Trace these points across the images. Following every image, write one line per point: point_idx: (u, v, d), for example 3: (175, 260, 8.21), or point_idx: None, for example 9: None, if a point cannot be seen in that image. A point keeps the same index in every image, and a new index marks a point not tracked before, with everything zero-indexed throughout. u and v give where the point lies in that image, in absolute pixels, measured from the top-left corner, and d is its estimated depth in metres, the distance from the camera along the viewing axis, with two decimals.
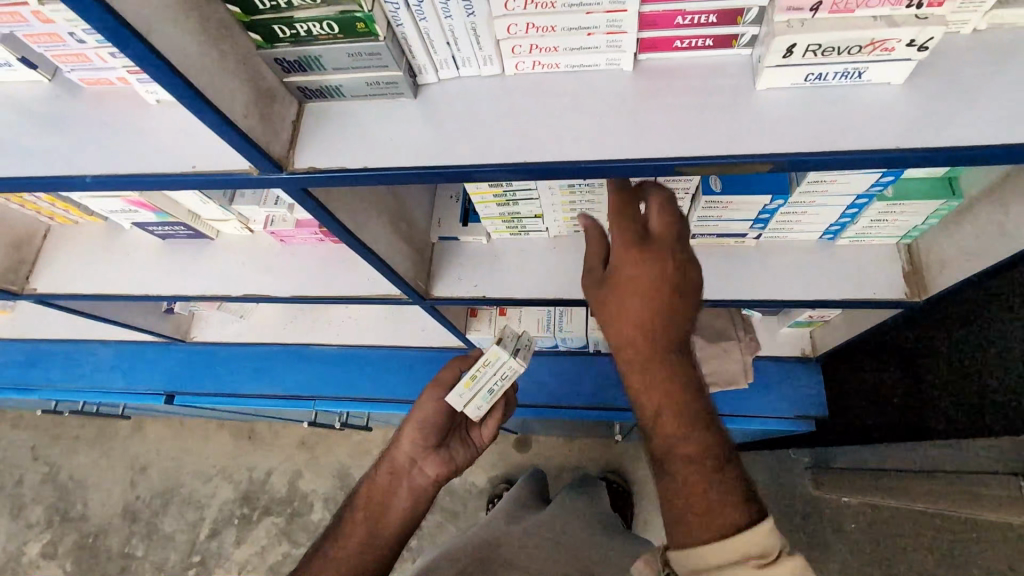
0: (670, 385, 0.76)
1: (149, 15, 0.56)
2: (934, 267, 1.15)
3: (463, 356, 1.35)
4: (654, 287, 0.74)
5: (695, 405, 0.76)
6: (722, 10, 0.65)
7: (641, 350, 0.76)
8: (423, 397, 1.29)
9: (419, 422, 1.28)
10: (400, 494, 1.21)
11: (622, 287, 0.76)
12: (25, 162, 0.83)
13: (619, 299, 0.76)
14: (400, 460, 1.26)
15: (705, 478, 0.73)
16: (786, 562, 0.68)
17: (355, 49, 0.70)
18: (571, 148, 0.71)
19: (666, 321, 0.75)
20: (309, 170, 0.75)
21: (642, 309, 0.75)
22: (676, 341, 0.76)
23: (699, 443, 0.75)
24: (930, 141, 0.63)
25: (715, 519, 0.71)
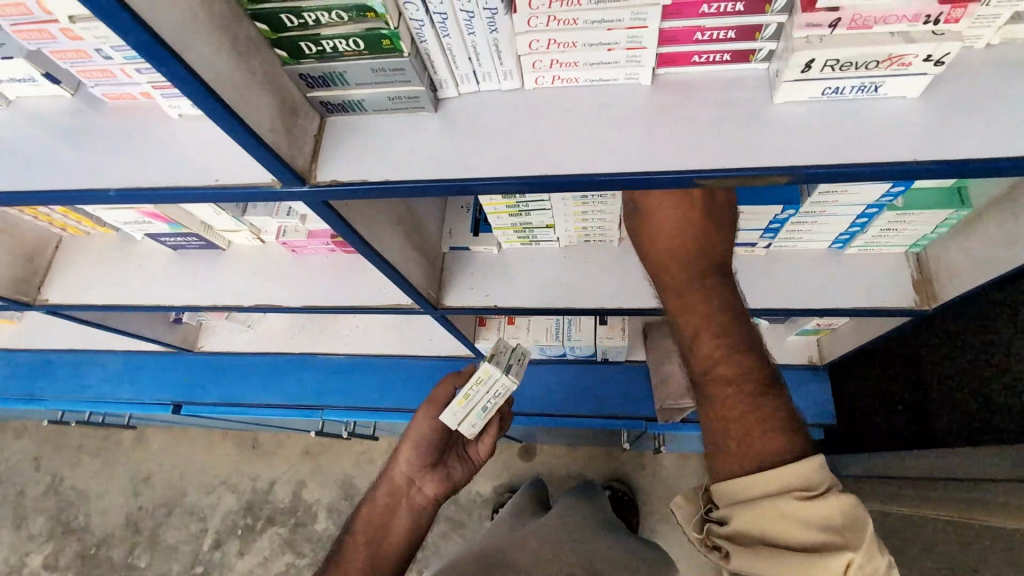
0: (708, 311, 0.81)
1: (183, 34, 0.57)
2: (944, 275, 1.16)
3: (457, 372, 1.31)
4: (691, 226, 0.83)
5: (736, 330, 0.80)
6: (740, 26, 0.66)
7: (677, 281, 0.83)
8: (417, 417, 1.27)
9: (416, 443, 1.27)
10: (399, 516, 1.23)
11: (660, 228, 0.85)
12: (48, 176, 0.84)
13: (657, 239, 0.85)
14: (398, 479, 1.28)
15: (744, 398, 0.75)
16: (830, 497, 0.68)
17: (379, 64, 0.71)
18: (590, 160, 0.72)
19: (701, 253, 0.83)
20: (330, 183, 0.76)
21: (677, 243, 0.84)
22: (711, 270, 0.83)
23: (739, 366, 0.78)
24: (945, 153, 0.64)
25: (754, 439, 0.73)
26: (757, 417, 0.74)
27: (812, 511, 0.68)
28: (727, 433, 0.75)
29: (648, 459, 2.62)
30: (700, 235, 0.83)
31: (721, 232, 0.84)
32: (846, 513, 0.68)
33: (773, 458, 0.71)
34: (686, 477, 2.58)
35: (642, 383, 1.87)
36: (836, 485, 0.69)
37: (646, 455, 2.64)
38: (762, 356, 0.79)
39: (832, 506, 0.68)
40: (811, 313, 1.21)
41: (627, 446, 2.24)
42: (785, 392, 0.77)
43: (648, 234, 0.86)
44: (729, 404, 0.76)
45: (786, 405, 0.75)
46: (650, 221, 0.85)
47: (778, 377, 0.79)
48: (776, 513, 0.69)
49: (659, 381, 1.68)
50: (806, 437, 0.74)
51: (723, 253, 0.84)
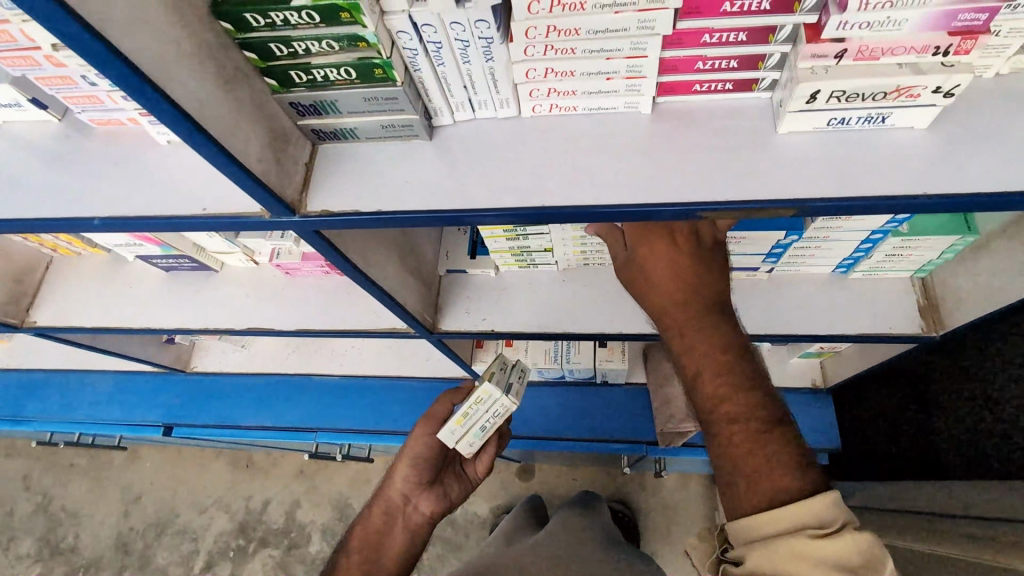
0: (709, 348, 0.79)
1: (166, 65, 0.55)
2: (950, 301, 1.13)
3: (454, 389, 1.24)
4: (681, 266, 0.83)
5: (738, 366, 0.78)
6: (743, 56, 0.65)
7: (677, 320, 0.83)
8: (415, 432, 1.23)
9: (413, 459, 1.22)
10: (395, 534, 1.19)
11: (652, 267, 0.85)
12: (32, 202, 0.81)
13: (651, 283, 0.85)
14: (394, 497, 1.23)
15: (749, 436, 0.73)
16: (846, 535, 0.63)
17: (372, 93, 0.69)
18: (589, 192, 0.69)
19: (697, 294, 0.83)
20: (322, 214, 0.74)
21: (674, 282, 0.83)
22: (708, 306, 0.82)
23: (743, 404, 0.75)
24: (957, 186, 0.62)
25: (762, 476, 0.70)
26: (764, 457, 0.71)
27: (826, 550, 0.63)
28: (735, 470, 0.72)
29: (649, 480, 2.58)
30: (692, 275, 0.83)
31: (717, 269, 0.85)
32: (864, 551, 0.63)
33: (783, 494, 0.68)
34: (688, 499, 2.52)
35: (642, 405, 1.83)
36: (853, 525, 0.65)
37: (647, 475, 2.59)
38: (768, 392, 0.77)
39: (849, 545, 0.63)
40: (816, 338, 1.19)
41: (627, 469, 2.19)
42: (794, 428, 0.75)
43: (641, 279, 0.86)
44: (737, 442, 0.73)
45: (794, 440, 0.72)
46: (643, 265, 0.85)
47: (784, 412, 0.76)
48: (789, 551, 0.64)
49: (660, 405, 1.65)
50: (818, 472, 0.70)
51: (720, 291, 0.84)
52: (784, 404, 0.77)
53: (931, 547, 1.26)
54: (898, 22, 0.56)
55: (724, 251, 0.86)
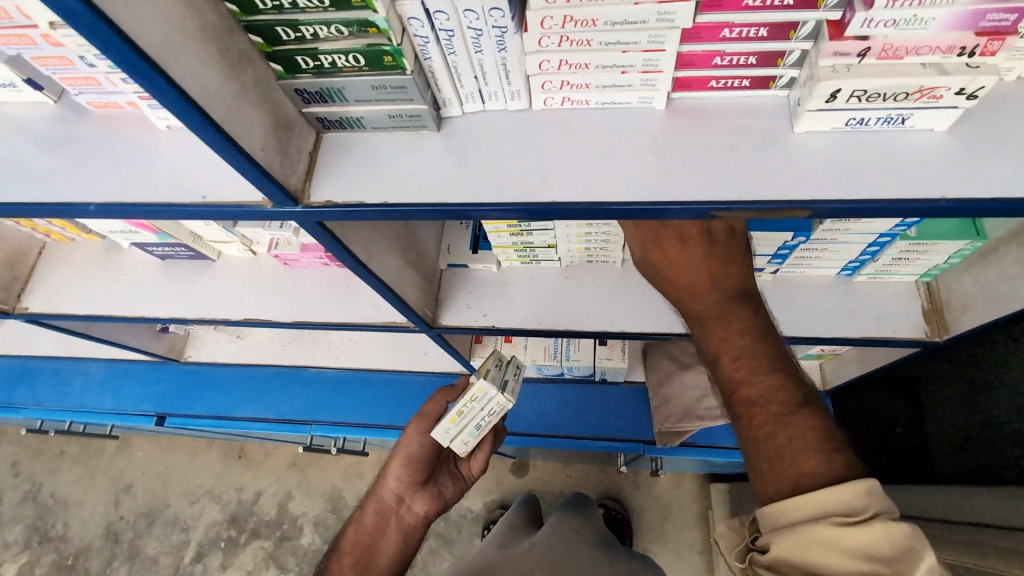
0: (727, 333, 0.79)
1: (167, 44, 0.53)
2: (956, 306, 1.12)
3: (450, 386, 1.20)
4: (700, 261, 0.79)
5: (757, 349, 0.78)
6: (762, 52, 0.63)
7: (697, 309, 0.81)
8: (409, 430, 1.19)
9: (405, 459, 1.19)
10: (387, 535, 1.18)
11: (670, 264, 0.81)
12: (26, 187, 0.79)
13: (666, 277, 0.82)
14: (387, 497, 1.21)
15: (769, 420, 0.73)
16: (876, 524, 0.62)
17: (380, 82, 0.67)
18: (599, 189, 0.68)
19: (716, 283, 0.79)
20: (324, 205, 0.72)
21: (692, 280, 0.80)
22: (727, 293, 0.80)
23: (763, 387, 0.75)
24: (975, 191, 0.61)
25: (787, 459, 0.70)
26: (785, 440, 0.71)
27: (855, 538, 0.62)
28: (759, 453, 0.73)
29: (642, 477, 2.58)
30: (710, 267, 0.79)
31: (737, 258, 0.80)
32: (897, 544, 0.61)
33: (807, 480, 0.67)
34: (681, 498, 2.52)
35: (641, 404, 1.83)
36: (886, 515, 0.63)
37: (641, 473, 2.59)
38: (790, 374, 0.76)
39: (880, 535, 0.61)
40: (818, 341, 1.18)
41: (622, 467, 2.18)
42: (818, 408, 0.74)
43: (658, 277, 0.82)
44: (758, 426, 0.73)
45: (819, 420, 0.72)
46: (657, 263, 0.82)
47: (808, 392, 0.75)
48: (815, 540, 0.63)
49: (658, 404, 1.64)
50: (845, 454, 0.69)
51: (742, 279, 0.80)
52: (808, 384, 0.76)
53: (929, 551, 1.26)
54: (924, 20, 0.55)
55: (741, 237, 0.80)
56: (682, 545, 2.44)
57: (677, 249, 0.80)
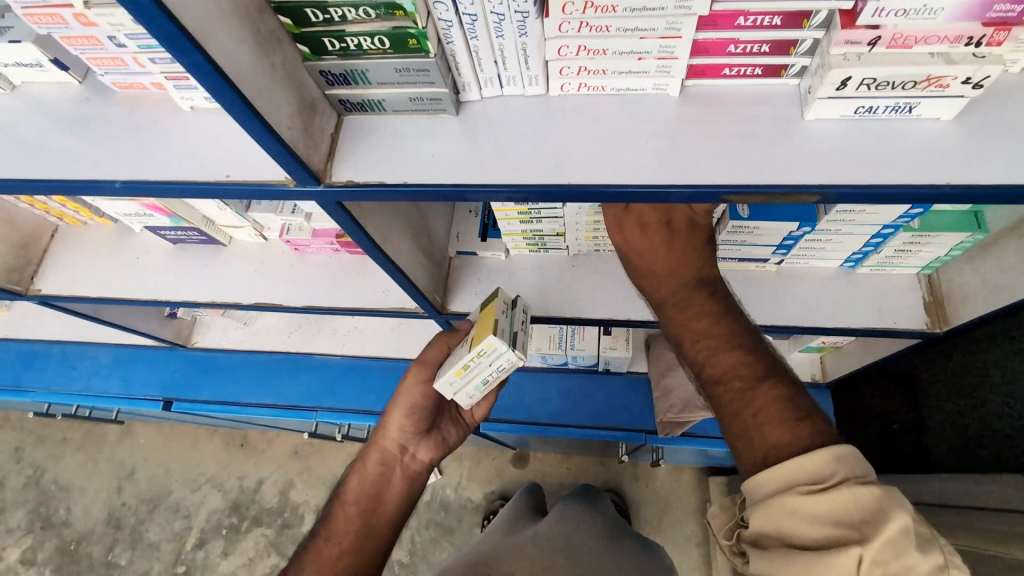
0: (690, 317, 0.84)
1: (207, 24, 0.55)
2: (956, 298, 1.15)
3: (450, 330, 1.14)
4: (662, 248, 0.87)
5: (718, 329, 0.81)
6: (775, 41, 0.65)
7: (659, 298, 0.88)
8: (409, 380, 1.14)
9: (407, 408, 1.15)
10: (392, 484, 1.14)
11: (636, 253, 0.88)
12: (52, 165, 0.81)
13: (635, 269, 0.90)
14: (390, 446, 1.16)
15: (734, 396, 0.75)
16: (840, 488, 0.63)
17: (404, 64, 0.69)
18: (613, 172, 0.70)
19: (677, 270, 0.87)
20: (346, 183, 0.74)
21: (652, 267, 0.88)
22: (688, 279, 0.86)
23: (725, 364, 0.78)
24: (979, 178, 0.63)
25: (754, 433, 0.71)
26: (750, 414, 0.72)
27: (821, 507, 0.63)
28: (729, 430, 0.74)
29: (642, 470, 2.61)
30: (671, 257, 0.87)
31: (698, 250, 0.88)
32: (865, 507, 0.62)
33: (774, 452, 0.69)
34: (680, 491, 2.55)
35: (642, 394, 1.85)
36: (853, 479, 0.64)
37: (640, 466, 2.62)
38: (750, 349, 0.78)
39: (846, 499, 0.62)
40: (820, 330, 1.20)
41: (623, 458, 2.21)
42: (783, 380, 0.75)
43: (625, 261, 0.90)
44: (724, 403, 0.76)
45: (784, 392, 0.73)
46: (628, 250, 0.89)
47: (772, 365, 0.77)
48: (785, 510, 0.65)
49: (659, 394, 1.67)
50: (813, 422, 0.70)
51: (702, 265, 0.87)
52: (773, 357, 0.78)
53: None
54: (933, 10, 0.57)
55: (703, 227, 0.88)
56: (680, 537, 2.47)
57: (638, 228, 0.87)
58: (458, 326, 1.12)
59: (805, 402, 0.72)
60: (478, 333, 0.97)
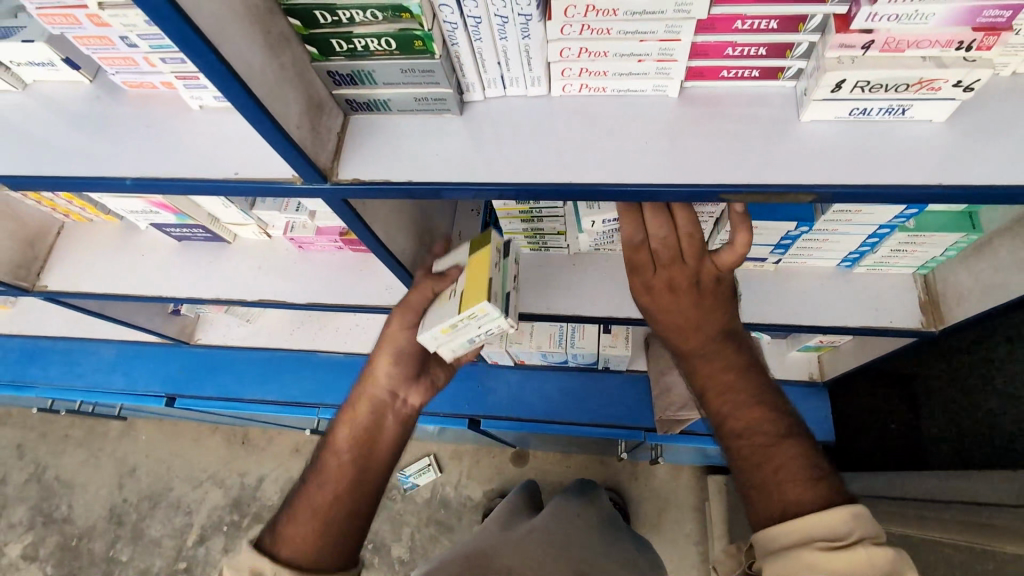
0: (715, 372, 0.88)
1: (220, 25, 0.57)
2: (951, 297, 1.17)
3: (437, 274, 1.05)
4: (686, 302, 0.88)
5: (741, 385, 0.85)
6: (772, 44, 0.67)
7: (686, 349, 0.90)
8: (393, 323, 1.06)
9: (396, 353, 1.07)
10: (384, 431, 1.07)
11: (664, 311, 0.89)
12: (63, 162, 0.83)
13: (661, 324, 0.90)
14: (379, 391, 1.08)
15: (756, 450, 0.79)
16: (859, 547, 0.65)
17: (409, 65, 0.70)
18: (613, 171, 0.72)
19: (702, 327, 0.88)
20: (352, 181, 0.76)
21: (679, 323, 0.89)
22: (713, 335, 0.89)
23: (748, 420, 0.82)
24: (970, 179, 0.65)
25: (774, 489, 0.75)
26: (772, 469, 0.76)
27: (840, 562, 0.64)
28: (749, 483, 0.78)
29: (641, 469, 2.63)
30: (698, 314, 0.88)
31: (724, 307, 0.89)
32: (878, 566, 0.64)
33: (793, 508, 0.72)
34: (679, 491, 2.56)
35: (640, 392, 1.86)
36: (869, 539, 0.66)
37: (639, 465, 2.63)
38: (773, 407, 0.83)
39: (862, 558, 0.64)
40: (818, 329, 1.22)
41: (622, 456, 2.23)
42: (803, 440, 0.79)
43: (652, 321, 0.91)
44: (744, 456, 0.79)
45: (803, 450, 0.77)
46: (653, 308, 0.89)
47: (794, 424, 0.81)
48: (804, 563, 0.66)
49: (659, 392, 1.68)
50: (829, 481, 0.74)
51: (726, 321, 0.90)
52: (793, 415, 0.83)
53: (916, 534, 1.30)
54: (925, 16, 0.58)
55: (728, 282, 0.88)
56: (678, 535, 2.49)
57: (668, 290, 0.87)
58: (447, 271, 1.03)
59: (822, 461, 0.77)
60: (472, 288, 0.90)
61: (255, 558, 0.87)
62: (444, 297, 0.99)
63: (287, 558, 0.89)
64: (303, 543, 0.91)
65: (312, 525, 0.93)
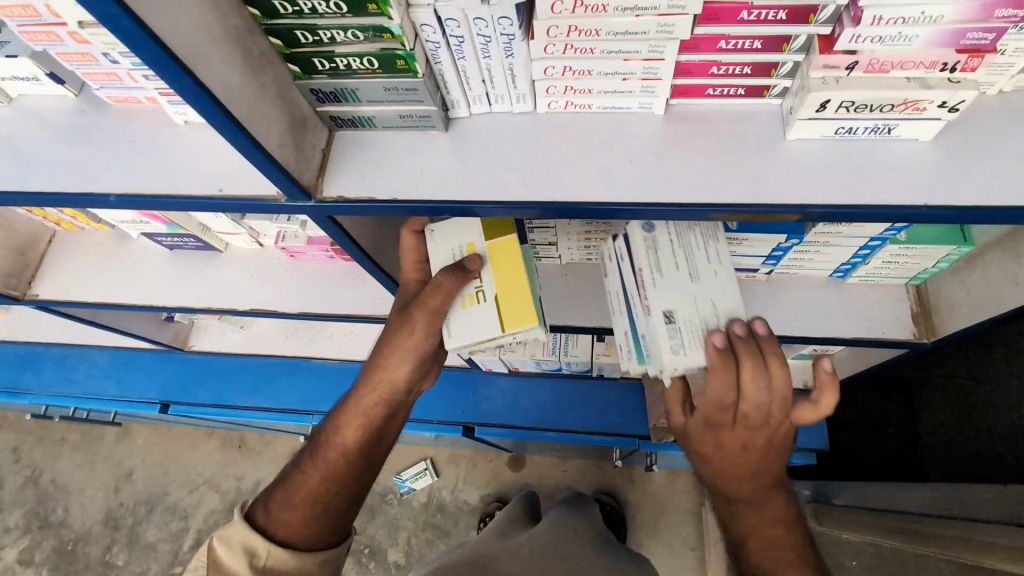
0: (760, 523, 0.81)
1: (197, 49, 0.56)
2: (944, 308, 1.16)
3: (454, 267, 0.84)
4: (752, 454, 0.79)
5: (787, 543, 0.80)
6: (756, 63, 0.66)
7: (733, 494, 0.82)
8: (415, 325, 0.88)
9: (417, 356, 0.92)
10: (391, 424, 0.97)
11: (723, 459, 0.81)
12: (47, 178, 0.82)
13: (716, 471, 0.82)
14: (391, 387, 0.94)
15: None
16: None
17: (392, 83, 0.70)
18: (599, 190, 0.71)
19: (760, 476, 0.81)
20: (337, 199, 0.75)
21: (738, 475, 0.81)
22: (769, 482, 0.82)
23: None
24: (955, 199, 0.64)
25: None
26: None
27: None
28: None
29: (637, 474, 2.62)
30: (760, 462, 0.80)
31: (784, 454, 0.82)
32: None
33: None
34: (676, 495, 2.56)
35: (635, 400, 1.86)
36: None
37: (635, 470, 2.62)
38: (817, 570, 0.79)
39: None
40: (811, 340, 1.21)
41: (618, 462, 2.22)
42: None
43: (705, 464, 0.83)
44: None
45: None
46: (712, 455, 0.81)
47: None
48: None
49: (654, 400, 1.67)
50: None
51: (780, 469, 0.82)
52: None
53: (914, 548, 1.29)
54: (908, 37, 0.58)
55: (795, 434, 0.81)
56: (675, 540, 2.48)
57: (739, 445, 0.79)
58: (468, 264, 0.84)
59: None
60: (516, 306, 0.84)
61: (248, 535, 0.83)
62: (468, 297, 0.86)
63: (284, 538, 0.84)
64: (304, 529, 0.86)
65: (316, 514, 0.87)
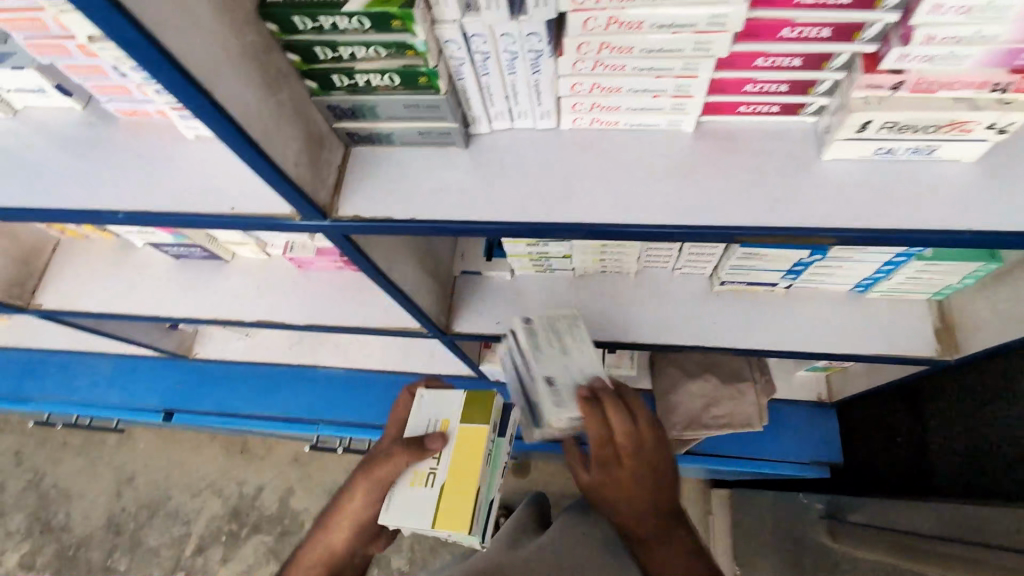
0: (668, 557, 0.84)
1: (212, 66, 0.54)
2: (968, 324, 1.12)
3: (416, 446, 0.93)
4: (643, 478, 0.90)
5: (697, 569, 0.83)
6: (793, 81, 0.64)
7: (640, 532, 0.87)
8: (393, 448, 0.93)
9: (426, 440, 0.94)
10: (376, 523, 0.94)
11: (621, 490, 0.90)
12: (52, 191, 0.80)
13: (622, 505, 0.89)
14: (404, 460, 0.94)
15: None
16: None
17: (414, 100, 0.67)
18: (624, 210, 0.68)
19: (660, 504, 0.89)
20: (352, 218, 0.72)
21: (637, 501, 0.89)
22: (669, 512, 0.89)
23: None
24: (1000, 224, 0.61)
25: None
26: None
27: None
28: None
29: None
30: (653, 487, 0.90)
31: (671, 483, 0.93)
32: None
33: None
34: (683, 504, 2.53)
35: None
36: None
37: None
38: None
39: None
40: (831, 356, 1.18)
41: None
42: None
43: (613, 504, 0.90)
44: None
45: None
46: (613, 489, 0.90)
47: None
48: None
49: None
50: None
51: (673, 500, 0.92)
52: None
53: None
54: (960, 57, 0.55)
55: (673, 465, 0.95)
56: None
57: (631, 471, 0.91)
58: (428, 445, 0.93)
59: None
60: (459, 505, 0.90)
61: None
62: (420, 475, 0.93)
63: None
64: None
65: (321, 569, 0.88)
